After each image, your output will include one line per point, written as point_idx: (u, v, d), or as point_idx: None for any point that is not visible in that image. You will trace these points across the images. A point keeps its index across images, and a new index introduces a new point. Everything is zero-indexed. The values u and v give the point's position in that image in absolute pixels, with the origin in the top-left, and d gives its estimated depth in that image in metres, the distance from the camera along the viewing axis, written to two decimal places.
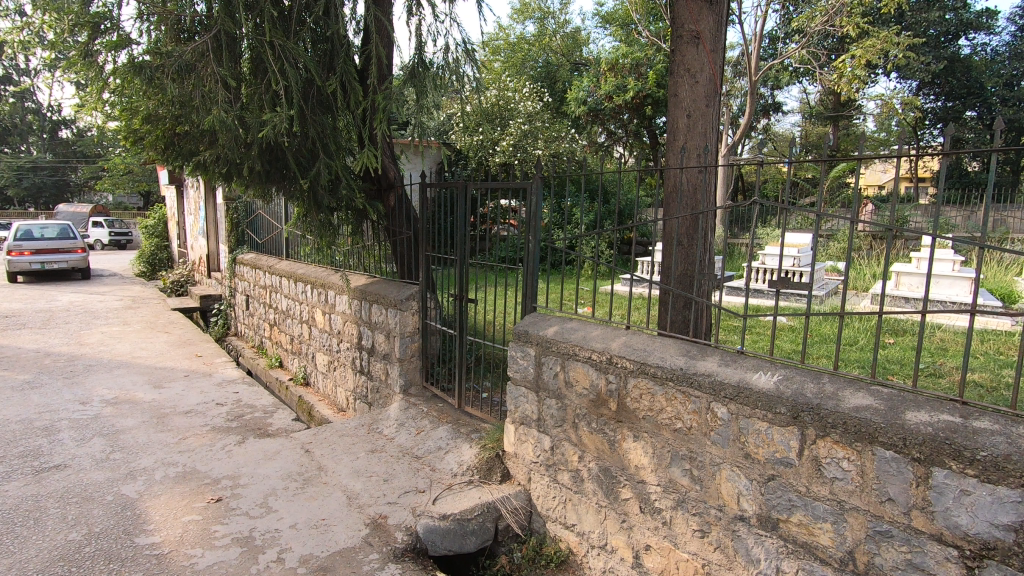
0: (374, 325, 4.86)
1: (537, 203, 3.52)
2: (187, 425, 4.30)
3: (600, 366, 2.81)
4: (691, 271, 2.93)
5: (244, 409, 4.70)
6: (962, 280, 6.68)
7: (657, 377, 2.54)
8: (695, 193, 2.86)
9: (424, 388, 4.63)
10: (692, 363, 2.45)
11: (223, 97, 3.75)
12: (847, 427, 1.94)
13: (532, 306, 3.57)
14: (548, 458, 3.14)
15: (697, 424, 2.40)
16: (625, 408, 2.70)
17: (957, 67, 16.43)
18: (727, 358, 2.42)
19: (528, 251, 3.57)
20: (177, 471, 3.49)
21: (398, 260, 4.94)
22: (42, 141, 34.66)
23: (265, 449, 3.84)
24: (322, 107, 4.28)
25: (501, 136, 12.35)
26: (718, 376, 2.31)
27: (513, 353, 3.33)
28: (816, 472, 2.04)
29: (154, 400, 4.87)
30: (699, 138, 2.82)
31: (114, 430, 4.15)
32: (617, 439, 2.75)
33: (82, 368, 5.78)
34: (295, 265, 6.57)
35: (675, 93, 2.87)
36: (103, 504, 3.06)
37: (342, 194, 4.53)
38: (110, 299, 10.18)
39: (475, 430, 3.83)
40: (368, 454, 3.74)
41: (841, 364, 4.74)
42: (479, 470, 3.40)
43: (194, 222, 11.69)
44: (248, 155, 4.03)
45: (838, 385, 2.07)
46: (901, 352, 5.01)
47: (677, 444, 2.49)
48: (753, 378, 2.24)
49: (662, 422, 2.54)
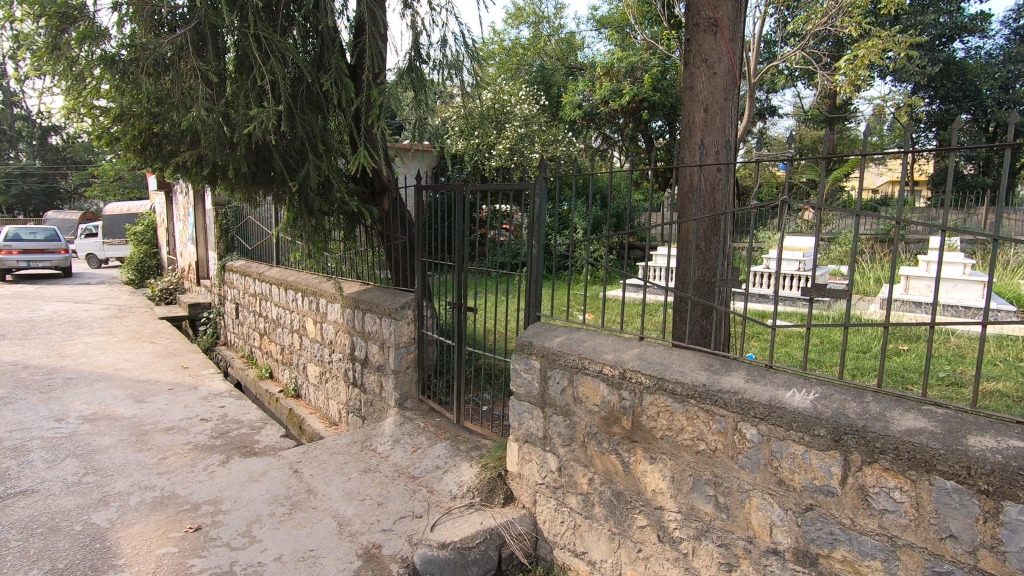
0: (368, 336, 4.62)
1: (540, 206, 3.30)
2: (168, 443, 4.04)
3: (611, 381, 2.59)
4: (710, 277, 2.71)
5: (229, 425, 4.44)
6: (973, 284, 6.42)
7: (677, 394, 2.33)
8: (713, 191, 2.65)
9: (420, 402, 4.40)
10: (715, 378, 2.23)
11: (206, 94, 3.50)
12: (899, 452, 1.72)
13: (536, 315, 3.34)
14: (555, 479, 2.91)
15: (723, 446, 2.18)
16: (641, 427, 2.47)
17: (952, 71, 16.33)
18: (753, 372, 2.21)
19: (531, 255, 3.33)
20: (154, 496, 3.23)
21: (393, 266, 4.72)
22: (32, 149, 34.46)
23: (250, 470, 3.59)
24: (312, 106, 4.09)
25: (498, 140, 12.16)
26: (746, 394, 2.10)
27: (516, 366, 3.12)
28: (862, 503, 1.82)
29: (135, 416, 4.61)
30: (718, 134, 2.61)
31: (89, 450, 3.88)
32: (632, 460, 2.53)
33: (61, 382, 5.50)
34: (285, 272, 6.33)
35: (690, 85, 2.67)
36: (69, 536, 2.80)
37: (334, 199, 4.29)
38: (96, 308, 9.89)
39: (475, 447, 3.59)
40: (361, 475, 3.49)
41: (856, 374, 4.52)
42: (481, 492, 3.17)
43: (183, 228, 11.43)
44: (234, 155, 3.72)
45: (884, 404, 1.85)
46: (917, 360, 4.79)
47: (700, 468, 2.27)
48: (786, 396, 2.03)
49: (682, 444, 2.32)
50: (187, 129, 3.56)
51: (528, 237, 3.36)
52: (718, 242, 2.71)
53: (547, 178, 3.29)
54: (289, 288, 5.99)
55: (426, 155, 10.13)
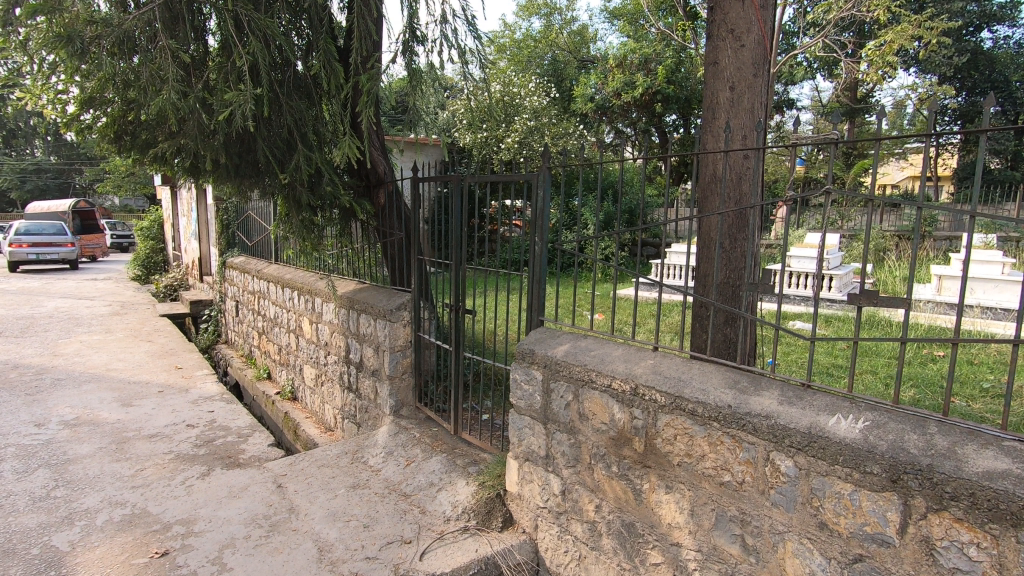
0: (362, 338, 4.34)
1: (543, 199, 2.98)
2: (148, 453, 3.80)
3: (622, 398, 2.28)
4: (735, 279, 2.38)
5: (215, 433, 4.19)
6: (1012, 285, 6.00)
7: (697, 416, 2.02)
8: (739, 181, 2.31)
9: (417, 410, 4.11)
10: (743, 399, 1.93)
11: (178, 75, 3.24)
12: (975, 500, 1.40)
13: (538, 319, 3.02)
14: (558, 504, 2.62)
15: (751, 479, 1.87)
16: (654, 451, 2.17)
17: (980, 61, 15.63)
18: (788, 392, 1.90)
19: (533, 254, 3.02)
20: (123, 514, 2.98)
21: (389, 262, 4.43)
22: (46, 143, 34.83)
23: (231, 484, 3.33)
24: (301, 93, 3.83)
25: (507, 132, 11.85)
26: (781, 420, 1.79)
27: (516, 377, 2.81)
28: (925, 558, 1.51)
29: (118, 421, 4.38)
30: (746, 115, 2.28)
31: (63, 460, 3.65)
32: (644, 488, 2.23)
33: (49, 384, 5.29)
34: (283, 269, 6.09)
35: (714, 60, 2.34)
36: (24, 561, 2.56)
37: (324, 191, 4.03)
38: (98, 305, 9.74)
39: (472, 462, 3.30)
40: (349, 491, 3.22)
41: (890, 382, 4.16)
42: (477, 514, 2.88)
43: (187, 224, 11.26)
44: (213, 144, 3.49)
45: (954, 438, 1.53)
46: (957, 368, 4.38)
47: (724, 502, 1.96)
48: (829, 423, 1.72)
49: (703, 473, 2.01)
50: (162, 115, 3.33)
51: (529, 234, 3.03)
52: (746, 239, 2.37)
53: (552, 168, 2.98)
54: (286, 286, 5.74)
55: (430, 150, 9.83)
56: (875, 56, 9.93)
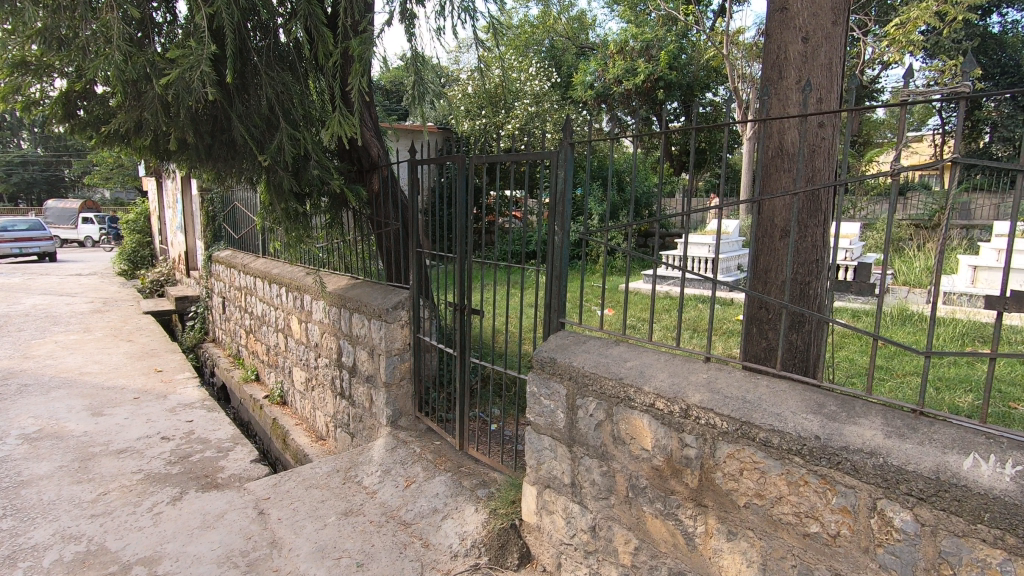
0: (356, 340, 3.91)
1: (563, 181, 2.49)
2: (114, 472, 3.37)
3: (669, 421, 1.86)
4: (808, 277, 1.95)
5: (192, 447, 3.76)
6: None
7: (772, 448, 1.60)
8: (813, 155, 1.88)
9: (417, 420, 3.69)
10: (835, 428, 1.51)
11: (126, 34, 2.84)
12: None
13: (559, 322, 2.58)
14: (586, 541, 2.21)
15: (850, 532, 1.47)
16: (713, 487, 1.76)
17: (990, 46, 15.11)
18: (896, 424, 1.48)
19: (552, 246, 2.58)
20: (76, 551, 2.56)
21: (385, 256, 4.00)
22: (34, 135, 34.15)
23: (206, 511, 2.91)
24: (283, 64, 3.40)
25: (506, 119, 11.30)
26: (893, 459, 1.38)
27: (534, 390, 2.39)
28: None
29: (85, 433, 3.95)
30: (823, 72, 1.85)
31: (16, 482, 3.22)
32: (699, 533, 1.81)
33: (14, 390, 4.85)
34: (271, 263, 5.64)
35: (783, 6, 1.90)
36: None
37: (310, 175, 3.57)
38: (80, 301, 9.25)
39: (482, 483, 2.89)
40: (340, 519, 2.80)
41: (940, 386, 3.75)
42: (489, 549, 2.47)
43: (173, 216, 10.78)
44: (176, 120, 3.09)
45: None
46: (1011, 368, 3.99)
47: (810, 558, 1.56)
48: (969, 468, 1.29)
49: (780, 519, 1.60)
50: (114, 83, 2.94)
51: (547, 222, 2.61)
52: (821, 225, 1.94)
53: (573, 144, 2.49)
54: (274, 282, 5.29)
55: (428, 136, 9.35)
56: (896, 35, 9.36)
